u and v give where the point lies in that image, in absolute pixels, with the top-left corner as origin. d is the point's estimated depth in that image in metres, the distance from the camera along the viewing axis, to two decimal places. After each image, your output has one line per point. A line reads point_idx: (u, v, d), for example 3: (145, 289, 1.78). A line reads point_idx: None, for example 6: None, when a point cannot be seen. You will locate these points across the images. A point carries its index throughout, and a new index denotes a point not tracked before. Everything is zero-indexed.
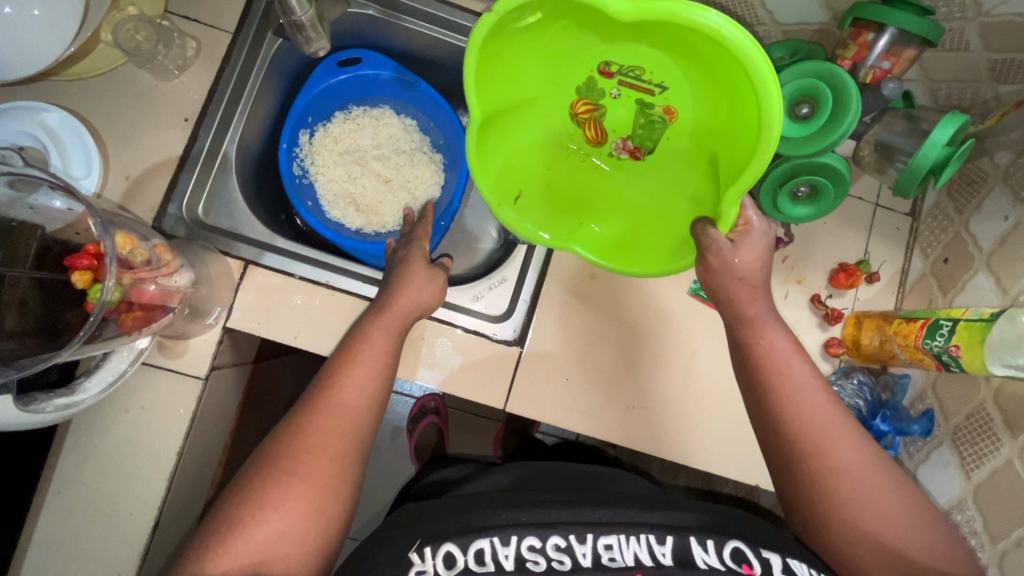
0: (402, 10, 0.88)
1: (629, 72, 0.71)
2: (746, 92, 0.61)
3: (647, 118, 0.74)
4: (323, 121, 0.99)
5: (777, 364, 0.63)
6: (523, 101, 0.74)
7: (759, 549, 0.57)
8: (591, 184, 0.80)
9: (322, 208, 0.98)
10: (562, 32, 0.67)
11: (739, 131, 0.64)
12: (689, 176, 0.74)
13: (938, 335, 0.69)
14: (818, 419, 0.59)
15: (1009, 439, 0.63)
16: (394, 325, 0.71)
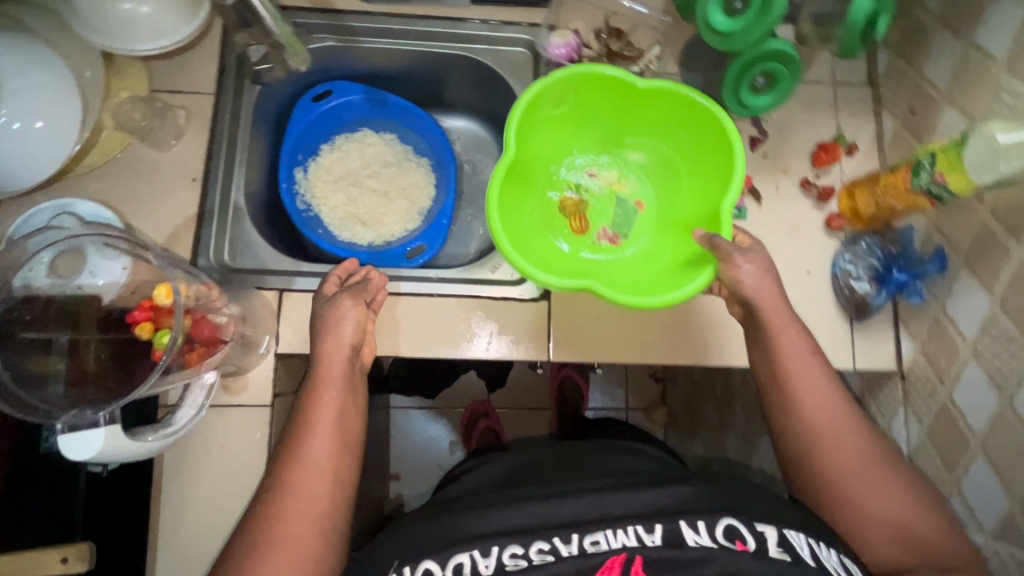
0: (357, 33, 0.94)
1: (606, 174, 0.91)
2: (709, 149, 0.79)
3: (622, 209, 0.90)
4: (311, 156, 1.06)
5: (795, 357, 0.72)
6: (530, 181, 0.86)
7: (752, 524, 0.62)
8: (583, 260, 0.87)
9: (332, 233, 1.04)
10: (571, 127, 0.87)
11: (702, 191, 0.81)
12: (662, 252, 0.86)
13: (922, 169, 0.73)
14: (830, 410, 0.70)
15: (1017, 245, 0.68)
16: (335, 380, 0.73)
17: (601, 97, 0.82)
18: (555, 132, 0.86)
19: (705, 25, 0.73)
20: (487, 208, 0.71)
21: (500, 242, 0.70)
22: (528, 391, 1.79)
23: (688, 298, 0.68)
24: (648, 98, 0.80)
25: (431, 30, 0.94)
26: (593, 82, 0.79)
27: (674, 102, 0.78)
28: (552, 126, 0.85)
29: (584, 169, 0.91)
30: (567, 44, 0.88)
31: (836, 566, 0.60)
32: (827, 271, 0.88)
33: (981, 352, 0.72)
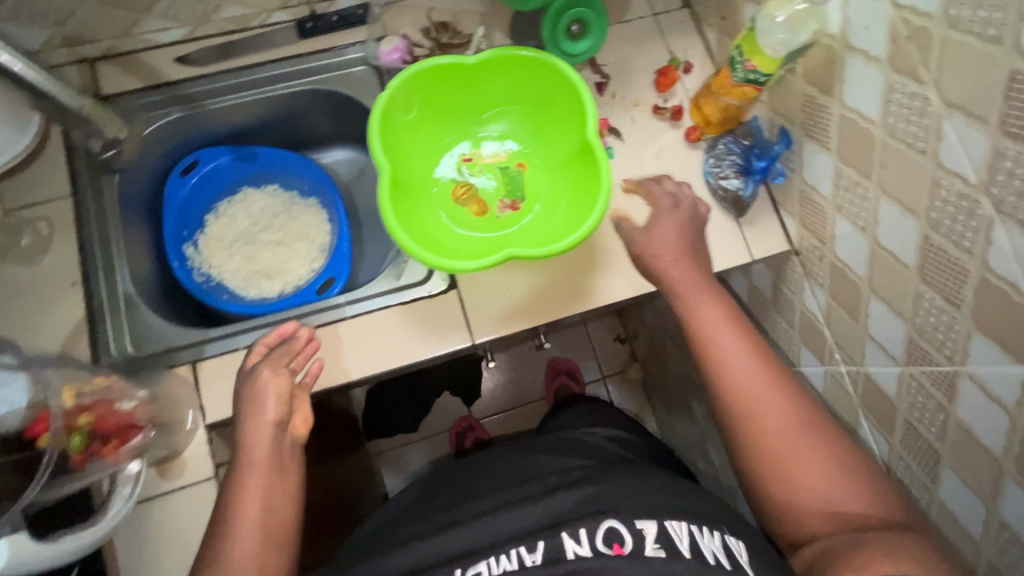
0: (201, 97, 0.95)
1: (480, 151, 0.92)
2: (558, 93, 0.83)
3: (508, 175, 0.91)
4: (198, 229, 1.06)
5: (711, 331, 0.73)
6: (416, 187, 0.87)
7: (632, 523, 0.64)
8: (496, 236, 0.88)
9: (239, 295, 1.03)
10: (429, 125, 0.88)
11: (567, 130, 0.85)
12: (560, 198, 0.88)
13: (737, 61, 0.80)
14: (738, 372, 0.71)
15: (833, 101, 0.74)
16: (262, 464, 0.71)
17: (443, 85, 0.84)
18: (418, 136, 0.88)
19: None
20: (384, 220, 0.73)
21: (408, 247, 0.73)
22: (512, 391, 1.86)
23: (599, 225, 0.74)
24: (482, 67, 0.82)
25: (270, 73, 0.95)
26: (428, 76, 0.81)
27: (507, 63, 0.82)
28: (410, 131, 0.86)
29: (459, 154, 0.92)
30: (397, 48, 0.90)
31: (715, 550, 0.62)
32: (701, 181, 0.93)
33: (841, 206, 0.78)
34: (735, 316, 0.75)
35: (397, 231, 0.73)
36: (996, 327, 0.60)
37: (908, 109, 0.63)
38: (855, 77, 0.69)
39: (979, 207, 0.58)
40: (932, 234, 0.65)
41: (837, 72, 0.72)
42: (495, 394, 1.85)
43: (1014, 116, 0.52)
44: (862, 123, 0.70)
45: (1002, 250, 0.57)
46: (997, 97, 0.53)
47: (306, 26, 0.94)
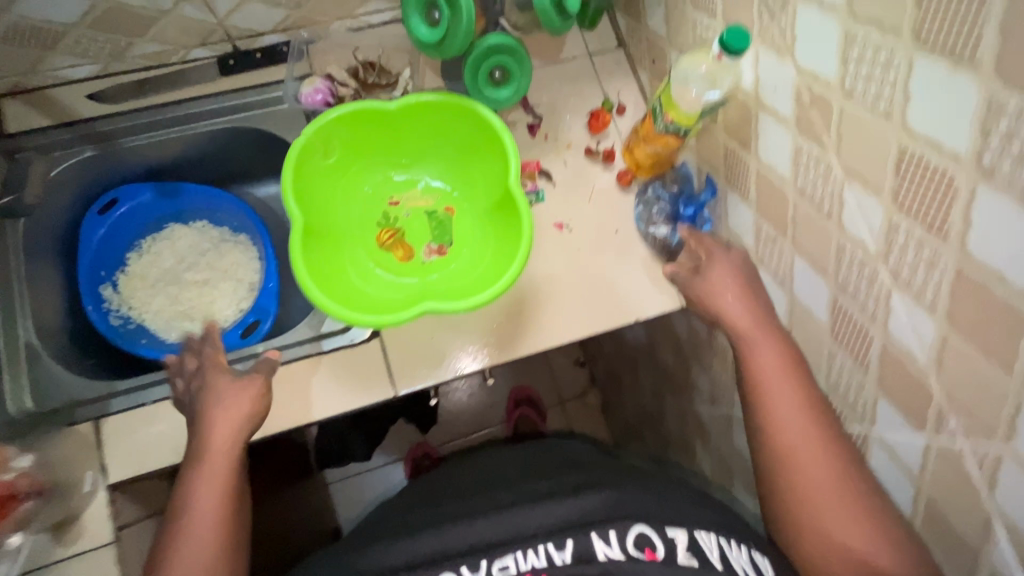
0: (115, 135, 0.91)
1: (409, 195, 0.90)
2: (481, 136, 0.81)
3: (436, 220, 0.89)
4: (117, 268, 1.01)
5: (773, 377, 0.70)
6: (335, 235, 0.84)
7: (661, 530, 0.64)
8: (421, 284, 0.84)
9: (160, 338, 0.98)
10: (353, 170, 0.86)
11: (491, 173, 0.83)
12: (486, 243, 0.85)
13: (658, 113, 0.80)
14: (785, 419, 0.68)
15: (750, 155, 0.74)
16: (222, 470, 0.71)
17: (365, 130, 0.83)
18: (338, 182, 0.86)
19: (415, 43, 0.74)
20: (293, 268, 0.70)
21: (317, 298, 0.70)
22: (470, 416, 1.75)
23: (517, 275, 0.71)
24: (410, 113, 0.82)
25: (190, 111, 0.91)
26: (347, 121, 0.80)
27: (432, 110, 0.81)
28: (331, 176, 0.84)
29: (384, 198, 0.89)
30: (319, 89, 0.87)
31: (744, 565, 0.62)
32: (633, 225, 0.92)
33: (762, 258, 0.78)
34: (791, 352, 0.71)
35: (305, 281, 0.70)
36: (899, 393, 0.60)
37: (813, 173, 0.63)
38: (768, 135, 0.69)
39: (878, 276, 0.58)
40: (840, 296, 0.64)
41: (752, 127, 0.71)
42: (455, 416, 1.73)
43: (904, 191, 0.52)
44: (776, 181, 0.70)
45: (900, 319, 0.57)
46: (889, 170, 0.53)
47: (227, 63, 0.91)
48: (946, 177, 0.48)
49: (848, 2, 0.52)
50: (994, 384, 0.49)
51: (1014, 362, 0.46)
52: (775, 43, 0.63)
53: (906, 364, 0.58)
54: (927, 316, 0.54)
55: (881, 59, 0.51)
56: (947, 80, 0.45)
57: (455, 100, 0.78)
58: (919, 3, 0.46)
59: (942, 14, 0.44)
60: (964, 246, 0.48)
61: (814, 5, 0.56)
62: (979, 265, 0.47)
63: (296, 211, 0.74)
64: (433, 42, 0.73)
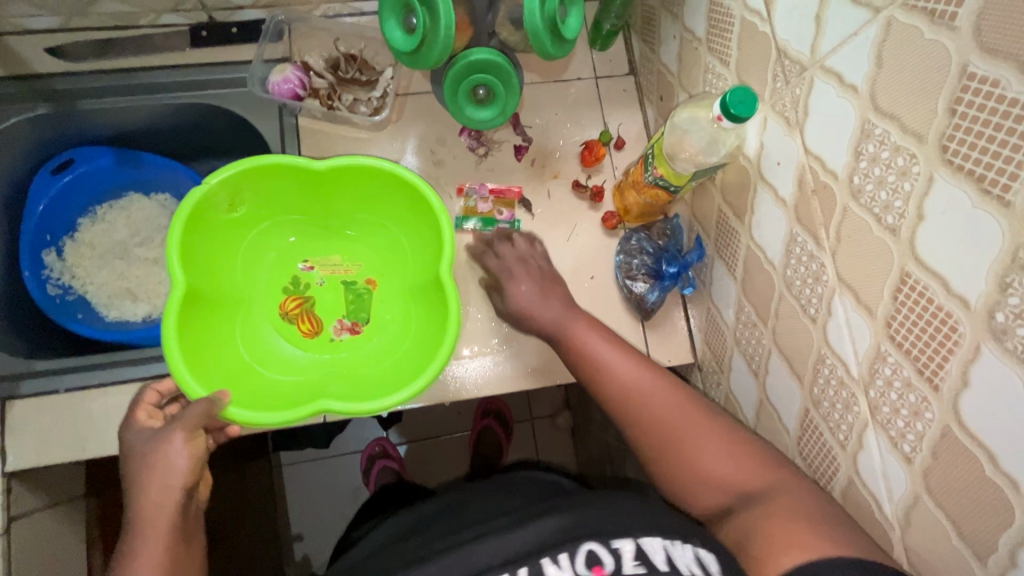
0: (74, 96, 0.84)
1: (325, 262, 0.83)
2: (420, 210, 0.76)
3: (353, 293, 0.82)
4: (66, 234, 0.95)
5: (603, 360, 0.65)
6: (233, 298, 0.77)
7: (609, 541, 0.50)
8: (321, 364, 0.78)
9: (99, 314, 0.93)
10: (260, 228, 0.79)
11: (425, 254, 0.78)
12: (405, 329, 0.79)
13: (648, 163, 0.72)
14: (629, 389, 0.63)
15: (743, 228, 0.66)
16: (163, 527, 0.56)
17: (281, 188, 0.76)
18: (242, 236, 0.78)
19: (389, 48, 0.66)
20: (166, 341, 0.63)
21: (186, 386, 0.63)
22: (435, 420, 1.68)
23: (433, 379, 0.66)
24: (338, 178, 0.75)
25: (154, 81, 0.85)
26: (262, 178, 0.73)
27: (368, 178, 0.75)
28: (235, 232, 0.77)
29: (297, 261, 0.83)
30: (289, 79, 0.80)
31: (690, 564, 0.47)
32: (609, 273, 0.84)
33: (740, 340, 0.70)
34: (628, 348, 0.66)
35: (181, 359, 0.63)
36: None
37: (803, 268, 0.55)
38: (763, 213, 0.60)
39: (855, 403, 0.50)
40: (812, 409, 0.57)
41: (749, 198, 0.63)
42: (418, 418, 1.67)
43: (899, 322, 0.44)
44: (764, 263, 0.62)
45: (870, 458, 0.49)
46: (885, 292, 0.45)
47: (199, 35, 0.85)
48: (949, 322, 0.40)
49: (872, 88, 0.44)
50: (963, 568, 0.41)
51: (989, 553, 0.39)
52: (786, 113, 0.55)
53: (870, 507, 0.51)
54: (900, 466, 0.46)
55: (898, 164, 0.42)
56: (970, 211, 0.37)
57: (396, 169, 0.72)
58: (953, 112, 0.37)
59: (977, 132, 0.36)
60: (955, 408, 0.40)
61: (834, 81, 0.48)
62: (968, 434, 0.39)
63: (179, 273, 0.66)
64: (410, 51, 0.65)
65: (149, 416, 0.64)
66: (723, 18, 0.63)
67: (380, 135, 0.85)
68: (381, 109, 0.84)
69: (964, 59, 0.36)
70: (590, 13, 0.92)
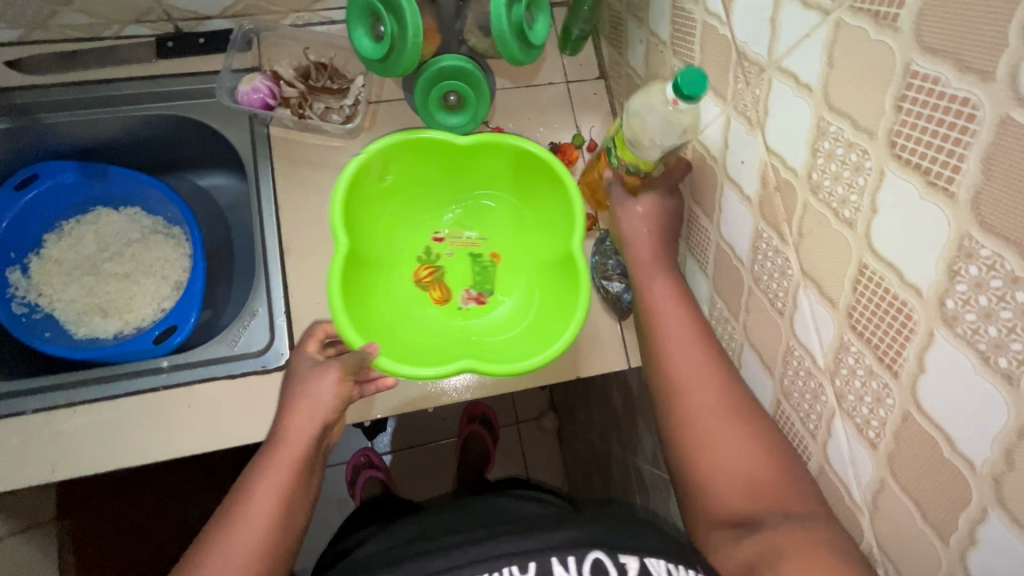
0: (35, 109, 0.83)
1: (456, 234, 0.83)
2: (549, 184, 0.75)
3: (481, 265, 0.82)
4: (31, 251, 0.93)
5: (662, 306, 0.67)
6: (379, 263, 0.77)
7: (615, 555, 0.49)
8: (453, 332, 0.77)
9: (67, 332, 0.91)
10: (402, 199, 0.79)
11: (553, 226, 0.77)
12: (530, 304, 0.78)
13: (613, 153, 0.72)
14: (672, 344, 0.64)
15: (712, 225, 0.67)
16: (292, 462, 0.62)
17: (424, 159, 0.76)
18: (387, 206, 0.79)
19: (358, 56, 0.66)
20: (329, 295, 0.65)
21: (345, 333, 0.64)
22: (421, 427, 1.68)
23: (568, 344, 0.66)
24: (477, 150, 0.75)
25: (120, 93, 0.84)
26: (412, 147, 0.73)
27: (500, 154, 0.75)
28: (385, 199, 0.77)
29: (430, 232, 0.83)
30: (258, 88, 0.80)
31: None
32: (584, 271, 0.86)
33: None
34: (687, 298, 0.67)
35: (340, 315, 0.65)
36: None
37: (770, 263, 0.56)
38: (730, 210, 0.62)
39: (823, 393, 0.52)
40: (784, 401, 0.58)
41: (716, 196, 0.65)
42: (403, 426, 1.66)
43: (860, 311, 0.46)
44: (734, 260, 0.63)
45: (839, 445, 0.51)
46: (845, 284, 0.47)
47: (166, 45, 0.84)
48: (904, 310, 0.41)
49: (825, 87, 0.45)
50: (927, 546, 0.43)
51: (950, 532, 0.41)
52: (747, 112, 0.56)
53: (840, 494, 0.52)
54: (867, 452, 0.47)
55: (852, 160, 0.44)
56: (918, 203, 0.38)
57: (537, 150, 0.72)
58: (899, 108, 0.39)
59: (921, 126, 0.37)
60: (914, 393, 0.42)
61: (790, 81, 0.49)
62: (926, 417, 0.41)
63: (342, 236, 0.68)
64: (380, 59, 0.65)
65: (316, 349, 0.71)
66: (685, 22, 0.65)
67: (353, 142, 0.84)
68: (353, 116, 0.84)
69: (908, 57, 0.37)
70: (560, 18, 0.94)
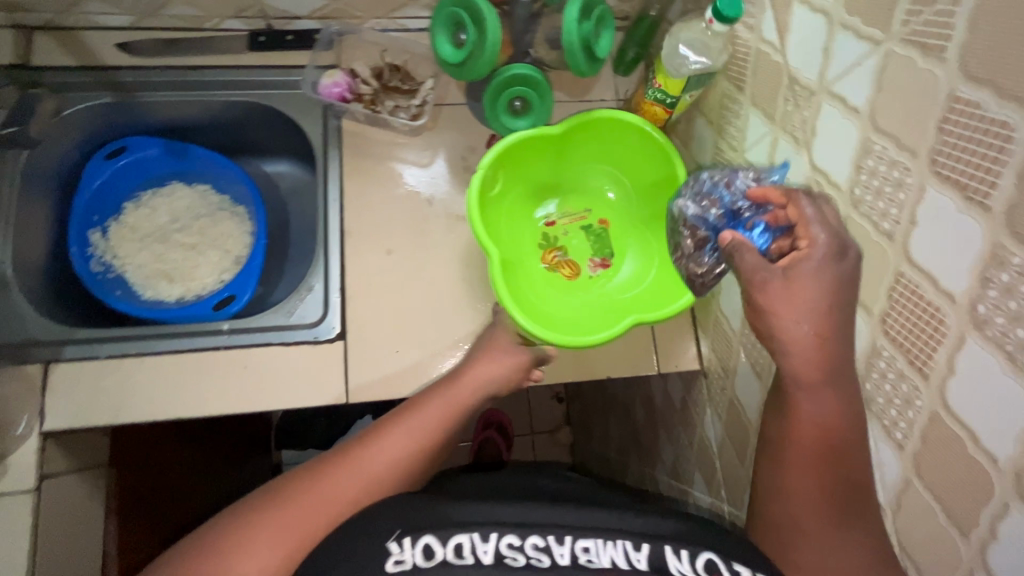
0: (136, 88, 0.92)
1: (564, 214, 0.91)
2: (640, 151, 0.84)
3: (595, 234, 0.90)
4: (111, 215, 1.01)
5: (803, 451, 0.51)
6: (515, 258, 0.85)
7: (731, 562, 0.48)
8: (617, 281, 0.87)
9: (135, 292, 0.98)
10: (511, 197, 0.87)
11: (650, 185, 0.86)
12: (649, 256, 0.87)
13: (649, 80, 0.79)
14: (801, 492, 0.51)
15: None
16: (455, 407, 0.71)
17: (532, 154, 0.84)
18: (504, 210, 0.87)
19: (438, 59, 0.73)
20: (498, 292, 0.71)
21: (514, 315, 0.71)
22: None
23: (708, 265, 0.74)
24: (573, 136, 0.84)
25: (212, 79, 0.92)
26: (517, 148, 0.82)
27: (593, 132, 0.84)
28: (501, 203, 0.85)
29: (542, 219, 0.91)
30: (338, 83, 0.89)
31: None
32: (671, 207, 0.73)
33: (746, 344, 0.74)
34: (834, 456, 0.51)
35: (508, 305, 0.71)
36: None
37: None
38: None
39: None
40: None
41: None
42: None
43: (893, 317, 0.49)
44: None
45: None
46: (881, 291, 0.50)
47: (257, 39, 0.92)
48: (937, 316, 0.44)
49: (873, 110, 0.50)
50: (948, 544, 0.45)
51: (971, 528, 0.43)
52: (795, 133, 0.61)
53: None
54: (894, 453, 0.50)
55: (894, 176, 0.48)
56: (955, 217, 0.42)
57: (626, 116, 0.81)
58: (941, 129, 0.43)
59: (961, 147, 0.41)
60: (943, 394, 0.44)
61: (839, 105, 0.54)
62: (954, 417, 0.43)
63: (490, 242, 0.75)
64: (458, 62, 0.72)
65: None
66: (739, 50, 0.70)
67: (416, 139, 0.91)
68: (420, 115, 0.90)
69: (952, 85, 0.42)
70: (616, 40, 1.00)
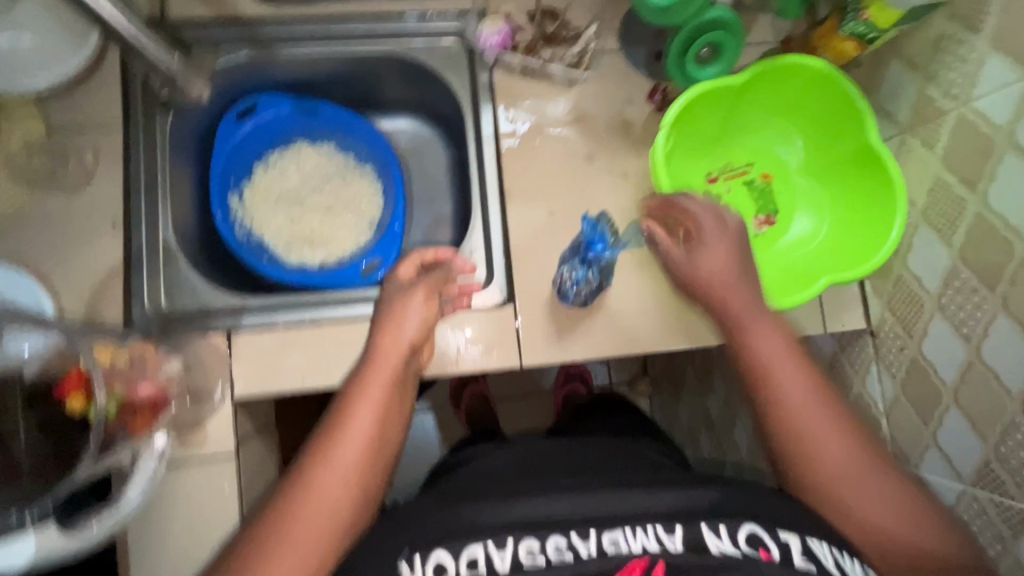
0: (273, 42, 0.88)
1: (726, 169, 0.88)
2: (823, 99, 0.79)
3: (759, 190, 0.87)
4: (245, 179, 0.99)
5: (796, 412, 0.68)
6: None
7: (776, 532, 0.58)
8: (784, 240, 0.85)
9: (280, 258, 0.97)
10: (678, 154, 0.84)
11: (829, 136, 0.81)
12: (823, 212, 0.84)
13: (851, 10, 0.72)
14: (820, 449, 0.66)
15: (973, 197, 0.67)
16: (387, 380, 0.68)
17: (707, 108, 0.80)
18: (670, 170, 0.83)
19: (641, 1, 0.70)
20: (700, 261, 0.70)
21: None
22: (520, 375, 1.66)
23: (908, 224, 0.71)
24: (749, 88, 0.79)
25: (351, 30, 0.88)
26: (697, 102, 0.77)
27: (772, 80, 0.79)
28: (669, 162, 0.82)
29: (703, 175, 0.87)
30: (499, 31, 0.85)
31: None
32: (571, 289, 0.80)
33: (947, 305, 0.72)
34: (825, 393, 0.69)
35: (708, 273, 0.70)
36: None
37: None
38: (1012, 179, 0.62)
39: None
40: None
41: (987, 165, 0.65)
42: None
43: None
44: (1002, 231, 0.63)
45: None
46: None
47: None
48: None
49: None
50: None
51: None
52: None
53: None
54: None
55: None
56: None
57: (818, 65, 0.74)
58: None
59: None
60: None
61: None
62: None
63: None
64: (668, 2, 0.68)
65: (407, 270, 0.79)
66: None
67: (571, 91, 0.86)
68: (579, 65, 0.85)
69: None
70: None
